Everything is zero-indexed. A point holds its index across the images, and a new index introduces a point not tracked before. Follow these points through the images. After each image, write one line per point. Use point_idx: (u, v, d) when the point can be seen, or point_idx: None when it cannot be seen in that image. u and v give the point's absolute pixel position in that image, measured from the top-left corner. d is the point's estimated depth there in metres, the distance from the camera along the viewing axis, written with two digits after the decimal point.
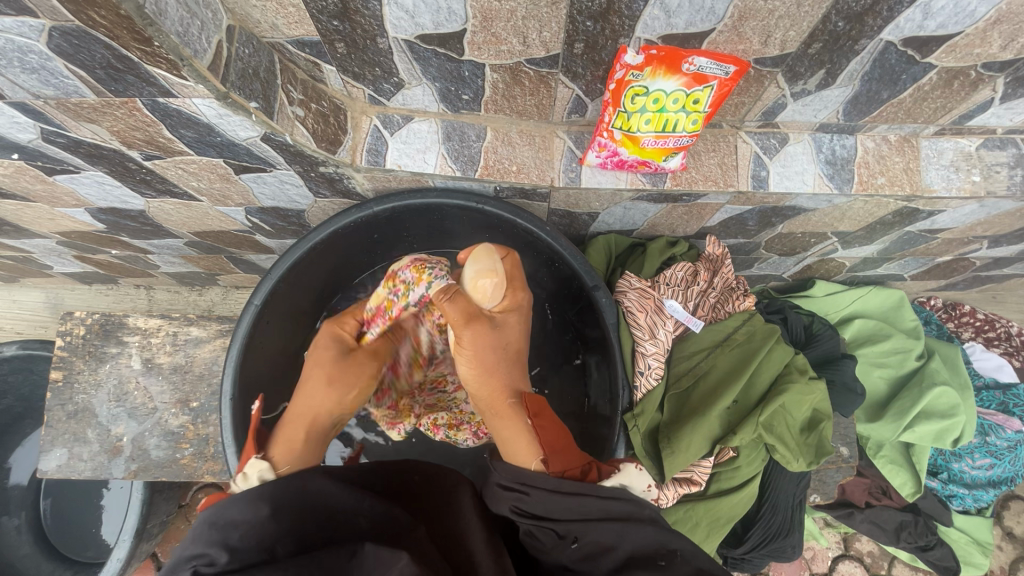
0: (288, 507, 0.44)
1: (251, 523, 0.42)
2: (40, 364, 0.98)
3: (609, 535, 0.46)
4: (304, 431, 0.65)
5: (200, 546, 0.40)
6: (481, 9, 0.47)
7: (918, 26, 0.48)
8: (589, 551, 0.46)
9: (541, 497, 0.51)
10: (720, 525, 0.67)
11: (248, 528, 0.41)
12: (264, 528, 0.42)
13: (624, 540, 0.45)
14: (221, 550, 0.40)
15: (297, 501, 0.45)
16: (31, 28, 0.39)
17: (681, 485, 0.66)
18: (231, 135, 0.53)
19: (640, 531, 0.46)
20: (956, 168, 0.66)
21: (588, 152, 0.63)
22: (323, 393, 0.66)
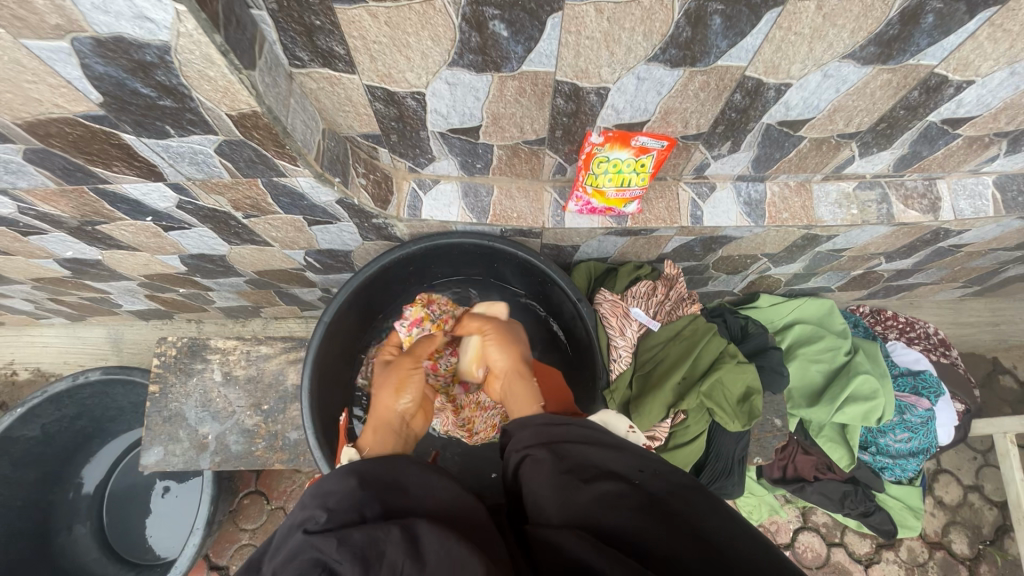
0: (371, 488, 0.59)
1: (344, 494, 0.57)
2: (115, 387, 1.16)
3: (586, 457, 0.59)
4: (390, 422, 0.88)
5: (308, 514, 0.55)
6: (492, 113, 0.70)
7: (784, 114, 0.72)
8: (569, 467, 0.58)
9: (536, 429, 0.66)
10: (679, 471, 0.88)
11: (342, 496, 0.57)
12: (355, 494, 0.57)
13: (593, 457, 0.58)
14: (323, 512, 0.54)
15: (380, 484, 0.61)
16: (209, 141, 0.61)
17: (647, 442, 0.87)
18: (316, 200, 0.75)
19: (607, 455, 0.59)
20: (840, 205, 0.89)
21: (569, 202, 0.86)
22: (386, 399, 0.89)
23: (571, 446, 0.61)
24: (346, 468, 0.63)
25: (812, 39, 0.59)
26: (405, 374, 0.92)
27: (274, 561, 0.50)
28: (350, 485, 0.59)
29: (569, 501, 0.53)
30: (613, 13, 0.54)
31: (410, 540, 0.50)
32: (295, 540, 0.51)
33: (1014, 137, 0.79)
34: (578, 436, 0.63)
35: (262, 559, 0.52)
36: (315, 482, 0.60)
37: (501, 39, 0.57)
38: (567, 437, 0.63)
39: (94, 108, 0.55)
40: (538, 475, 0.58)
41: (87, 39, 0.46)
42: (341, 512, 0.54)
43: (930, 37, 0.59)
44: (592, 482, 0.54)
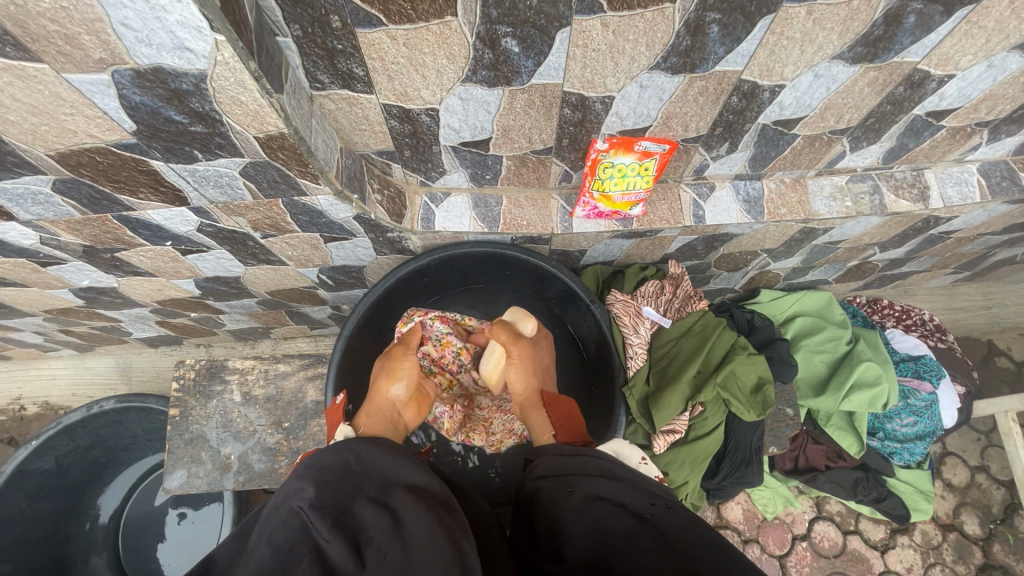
0: (354, 463, 0.62)
1: (332, 468, 0.60)
2: (129, 416, 1.16)
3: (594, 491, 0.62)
4: (381, 407, 0.89)
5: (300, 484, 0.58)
6: (502, 126, 0.73)
7: (778, 114, 0.76)
8: (577, 499, 0.62)
9: (551, 463, 0.71)
10: (700, 462, 0.91)
11: (330, 471, 0.60)
12: (341, 468, 0.61)
13: (602, 492, 0.62)
14: (314, 484, 0.58)
15: (361, 461, 0.63)
16: (235, 163, 0.63)
17: (668, 435, 0.88)
18: (334, 216, 0.77)
19: (614, 489, 0.62)
20: (834, 198, 0.93)
21: (576, 208, 0.89)
22: (380, 385, 0.91)
23: (583, 480, 0.65)
24: (341, 442, 0.66)
25: (803, 42, 0.62)
26: (399, 362, 0.93)
27: (266, 532, 0.55)
28: (343, 460, 0.62)
29: (578, 529, 0.58)
30: (618, 26, 0.58)
31: (392, 519, 0.55)
32: (286, 512, 0.55)
33: (994, 127, 0.84)
34: (595, 469, 0.66)
35: (256, 527, 0.57)
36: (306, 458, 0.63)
37: (512, 55, 0.60)
38: (579, 468, 0.67)
39: (127, 137, 0.57)
40: (554, 505, 0.63)
41: (128, 70, 0.48)
42: (330, 487, 0.58)
43: (912, 36, 0.63)
44: (600, 515, 0.59)
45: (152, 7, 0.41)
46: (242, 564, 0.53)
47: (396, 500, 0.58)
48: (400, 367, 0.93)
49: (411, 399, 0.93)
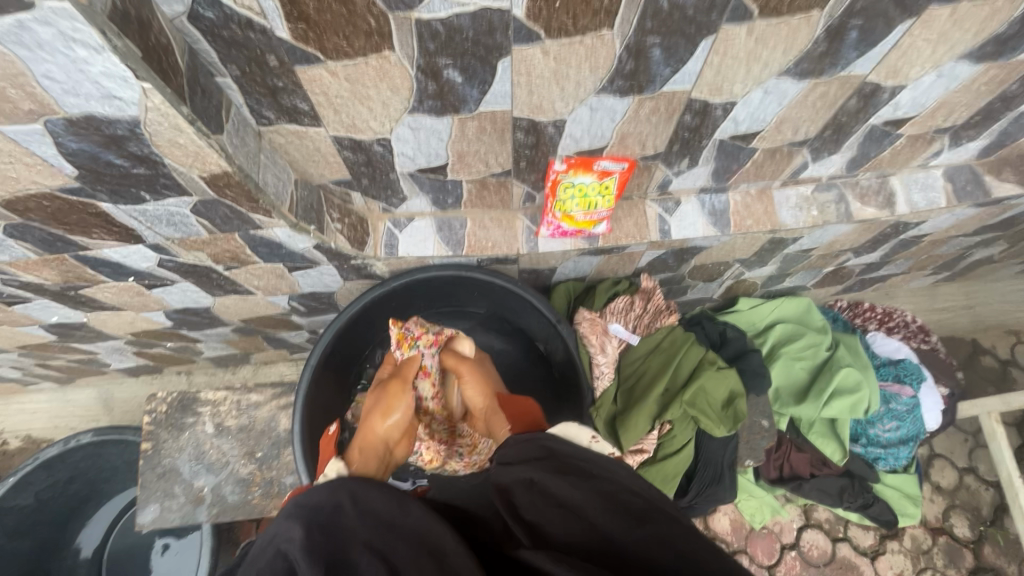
0: (346, 506, 0.62)
1: (323, 509, 0.62)
2: (107, 448, 1.15)
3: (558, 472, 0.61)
4: (376, 443, 0.89)
5: (289, 523, 0.60)
6: (457, 152, 0.73)
7: (734, 129, 0.76)
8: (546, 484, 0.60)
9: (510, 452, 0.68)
10: (672, 479, 0.90)
11: (322, 512, 0.62)
12: (335, 508, 0.62)
13: (565, 470, 0.61)
14: (303, 525, 0.59)
15: (356, 502, 0.63)
16: (185, 203, 0.63)
17: (636, 455, 0.89)
18: (294, 247, 0.77)
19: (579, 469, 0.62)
20: (800, 208, 0.93)
21: (540, 227, 0.88)
22: (374, 422, 0.89)
23: (548, 461, 0.64)
24: (336, 481, 0.67)
25: (748, 61, 0.63)
26: (396, 396, 0.90)
27: (255, 570, 0.57)
28: (335, 502, 0.63)
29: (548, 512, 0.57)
30: (559, 54, 0.58)
31: (384, 563, 0.55)
32: (273, 554, 0.58)
33: (954, 132, 0.84)
34: (553, 452, 0.65)
35: (248, 564, 0.60)
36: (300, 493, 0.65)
37: (456, 85, 0.60)
38: (538, 453, 0.66)
39: (71, 182, 0.57)
40: (521, 496, 0.61)
41: (60, 120, 0.48)
42: (317, 528, 0.59)
43: (857, 50, 0.63)
44: (568, 493, 0.58)
45: (74, 59, 0.42)
46: None
47: (388, 538, 0.58)
48: (399, 403, 0.90)
49: (402, 436, 0.92)
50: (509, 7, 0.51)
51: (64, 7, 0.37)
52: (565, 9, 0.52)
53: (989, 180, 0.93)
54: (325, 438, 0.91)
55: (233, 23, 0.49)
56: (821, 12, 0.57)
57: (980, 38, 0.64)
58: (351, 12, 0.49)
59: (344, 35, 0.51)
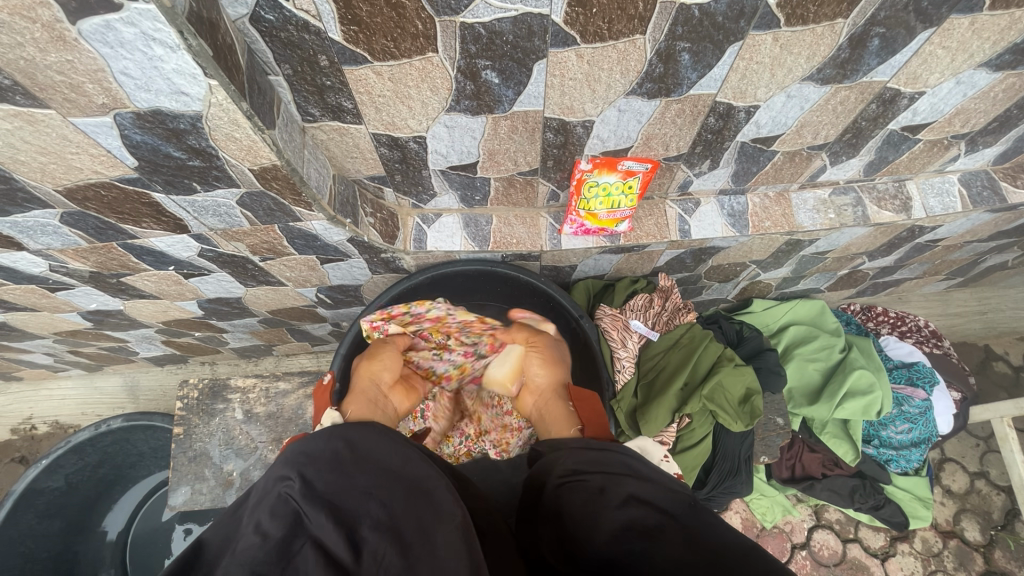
0: (339, 456, 0.57)
1: (322, 457, 0.56)
2: (136, 434, 1.19)
3: (627, 490, 0.58)
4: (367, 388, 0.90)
5: (285, 472, 0.55)
6: (487, 151, 0.76)
7: (756, 132, 0.78)
8: (614, 499, 0.57)
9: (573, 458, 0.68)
10: (689, 472, 0.93)
11: (321, 460, 0.56)
12: (332, 453, 0.57)
13: (640, 493, 0.57)
14: (300, 476, 0.54)
15: (347, 451, 0.58)
16: (232, 195, 0.66)
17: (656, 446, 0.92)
18: (329, 240, 0.80)
19: (641, 485, 0.59)
20: (818, 210, 0.95)
21: (564, 225, 0.91)
22: (363, 369, 0.92)
23: (619, 479, 0.60)
24: (330, 429, 0.61)
25: (772, 66, 0.65)
26: (378, 348, 0.96)
27: (254, 516, 0.52)
28: (334, 448, 0.58)
29: (609, 525, 0.54)
30: (593, 57, 0.60)
31: (385, 514, 0.51)
32: (273, 499, 0.53)
33: (971, 139, 0.86)
34: (621, 466, 0.63)
35: (246, 510, 0.55)
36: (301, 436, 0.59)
37: (492, 85, 0.63)
38: (608, 466, 0.64)
39: (130, 172, 0.60)
40: (584, 505, 0.58)
41: (129, 113, 0.51)
42: (320, 475, 0.54)
43: (879, 57, 0.65)
44: (631, 510, 0.54)
45: (150, 57, 0.45)
46: (231, 542, 0.51)
47: (392, 490, 0.54)
48: (379, 350, 0.95)
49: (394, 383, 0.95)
50: (549, 12, 0.53)
51: (149, 9, 0.40)
52: (602, 15, 0.54)
53: (1004, 186, 0.94)
54: (328, 381, 0.92)
55: (291, 25, 0.52)
56: (846, 20, 0.59)
57: (998, 47, 0.66)
58: (401, 16, 0.52)
59: (392, 38, 0.54)
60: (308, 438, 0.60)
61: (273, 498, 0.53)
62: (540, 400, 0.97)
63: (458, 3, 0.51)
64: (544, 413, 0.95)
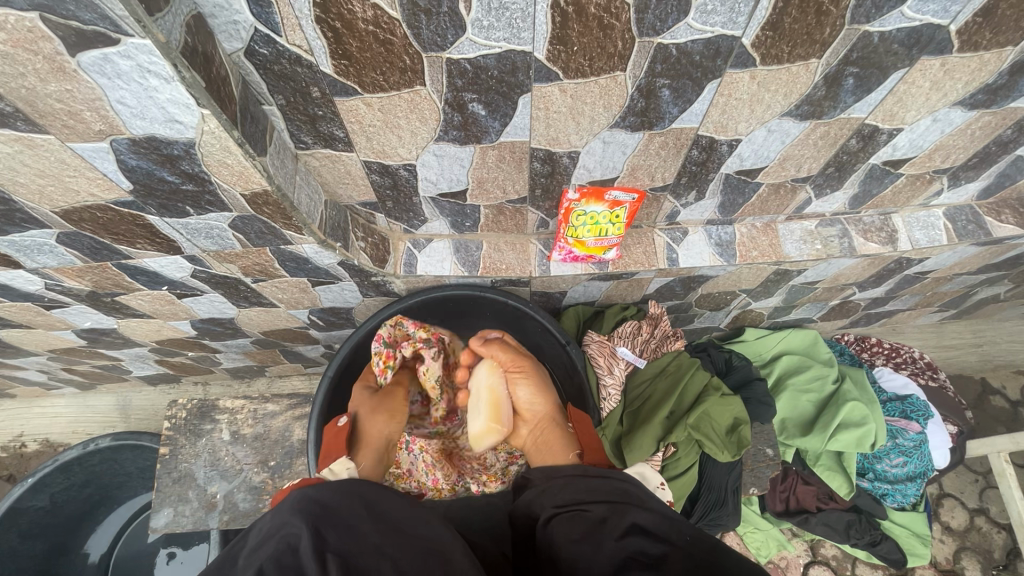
0: (349, 513, 0.55)
1: (336, 510, 0.54)
2: (124, 453, 1.18)
3: (631, 519, 0.56)
4: (376, 443, 0.93)
5: (292, 520, 0.51)
6: (476, 180, 0.78)
7: (739, 165, 0.80)
8: (617, 529, 0.56)
9: (570, 487, 0.67)
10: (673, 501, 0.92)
11: (337, 514, 0.53)
12: (346, 508, 0.55)
13: (646, 523, 0.55)
14: (310, 529, 0.50)
15: (360, 507, 0.56)
16: (223, 218, 0.68)
17: None
18: (320, 263, 0.81)
19: (647, 515, 0.57)
20: (804, 241, 0.96)
21: (553, 252, 0.92)
22: (377, 426, 0.94)
23: (623, 507, 0.59)
24: (344, 484, 0.59)
25: (752, 103, 0.67)
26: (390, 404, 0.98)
27: (255, 558, 0.48)
28: (349, 504, 0.56)
29: (611, 558, 0.52)
30: (576, 92, 0.63)
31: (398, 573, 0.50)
32: (278, 546, 0.49)
33: (953, 174, 0.88)
34: (619, 494, 0.62)
35: (243, 555, 0.50)
36: (314, 484, 0.57)
37: (479, 117, 0.65)
38: (605, 495, 0.63)
39: (124, 195, 0.62)
40: (583, 534, 0.57)
41: (125, 139, 0.53)
42: (332, 529, 0.51)
43: (855, 95, 0.67)
44: (636, 542, 0.53)
45: (145, 87, 0.47)
46: None
47: (405, 552, 0.53)
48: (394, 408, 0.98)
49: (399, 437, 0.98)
50: (532, 49, 0.56)
51: (145, 42, 0.43)
52: (583, 53, 0.57)
53: (989, 221, 0.95)
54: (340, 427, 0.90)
55: (284, 59, 0.55)
56: (820, 60, 0.61)
57: (971, 87, 0.68)
58: (389, 51, 0.54)
59: (381, 72, 0.57)
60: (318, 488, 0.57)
61: (273, 550, 0.49)
62: (535, 428, 0.92)
63: (444, 40, 0.54)
64: (540, 442, 0.90)
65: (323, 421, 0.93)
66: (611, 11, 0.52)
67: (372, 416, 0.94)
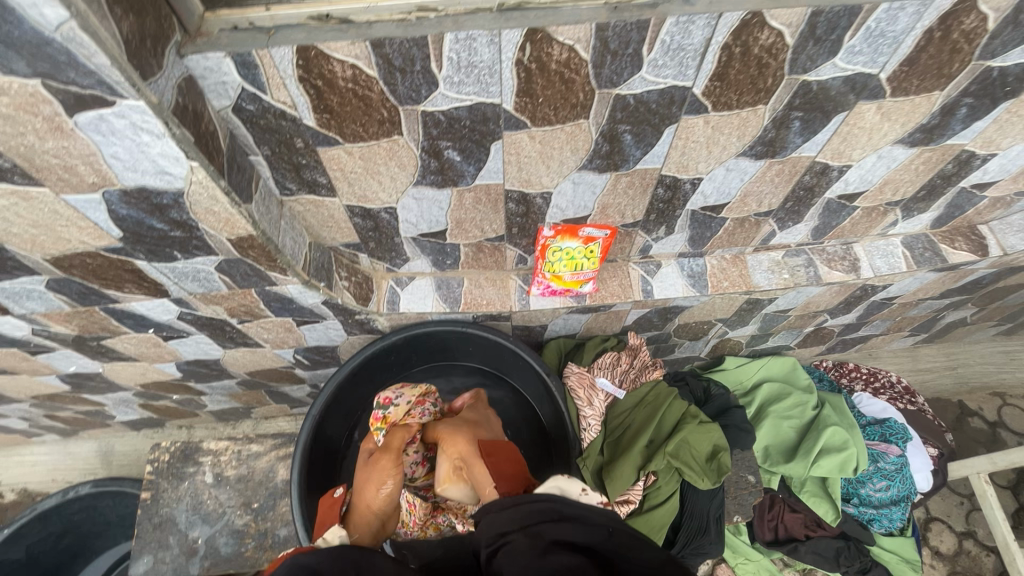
0: (337, 573, 0.57)
1: (324, 573, 0.56)
2: (104, 500, 1.16)
3: (549, 535, 0.54)
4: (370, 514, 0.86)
5: None
6: (455, 221, 0.82)
7: (704, 201, 0.85)
8: (537, 549, 0.52)
9: (487, 513, 0.61)
10: (658, 532, 0.92)
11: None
12: (331, 570, 0.57)
13: (566, 536, 0.53)
14: None
15: (348, 567, 0.58)
16: (210, 262, 0.71)
17: (622, 505, 0.92)
18: (304, 302, 0.84)
19: (562, 526, 0.54)
20: (773, 271, 1.00)
21: (532, 287, 0.96)
22: (369, 492, 0.86)
23: (540, 523, 0.55)
24: (338, 547, 0.62)
25: (708, 144, 0.72)
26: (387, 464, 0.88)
27: None
28: (337, 564, 0.58)
29: None
30: (544, 137, 0.67)
31: None
32: None
33: (905, 205, 0.93)
34: (538, 509, 0.57)
35: None
36: (303, 552, 0.59)
37: (455, 162, 0.70)
38: (522, 513, 0.57)
39: (114, 242, 0.65)
40: (509, 563, 0.52)
41: (116, 190, 0.56)
42: None
43: (802, 136, 0.73)
44: (557, 558, 0.51)
45: (137, 143, 0.50)
46: None
47: None
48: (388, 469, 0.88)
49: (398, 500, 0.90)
50: (500, 101, 0.60)
51: (138, 104, 0.46)
52: (548, 104, 0.62)
53: (945, 248, 1.01)
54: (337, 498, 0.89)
55: (269, 113, 0.59)
56: (766, 106, 0.67)
57: (908, 127, 0.74)
58: (368, 105, 0.59)
59: (361, 123, 0.61)
60: (305, 555, 0.59)
61: None
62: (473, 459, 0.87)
63: (418, 94, 0.58)
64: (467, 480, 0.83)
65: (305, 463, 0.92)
66: (571, 67, 0.57)
67: (365, 482, 0.88)
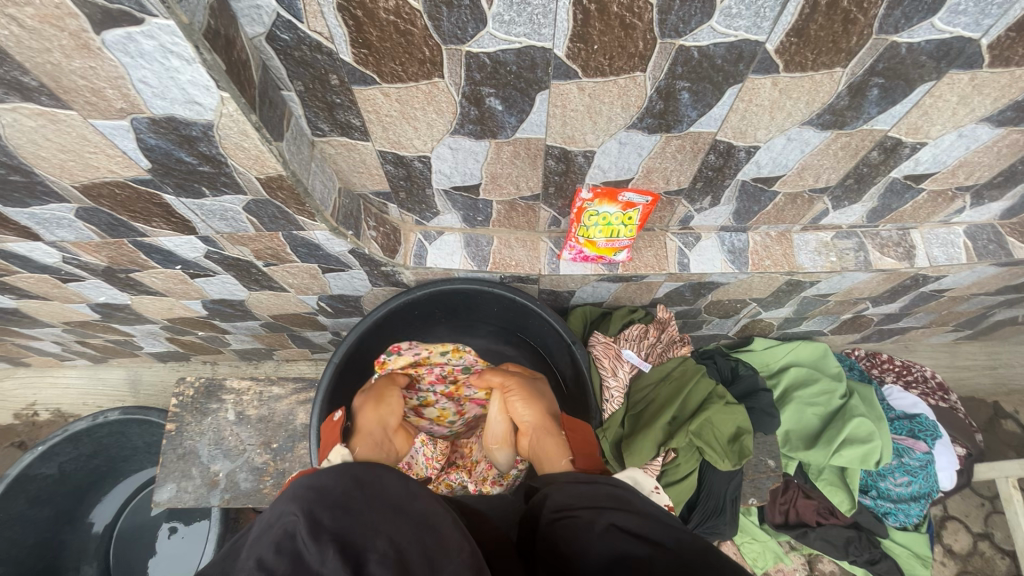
0: (346, 491, 0.55)
1: (332, 491, 0.55)
2: (132, 427, 1.20)
3: (609, 520, 0.58)
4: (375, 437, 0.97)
5: (292, 509, 0.52)
6: (490, 175, 0.78)
7: (756, 172, 0.79)
8: (597, 529, 0.57)
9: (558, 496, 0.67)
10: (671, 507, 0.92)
11: (330, 495, 0.54)
12: (339, 488, 0.55)
13: (624, 524, 0.57)
14: (304, 515, 0.51)
15: (355, 483, 0.57)
16: (238, 201, 0.69)
17: None
18: (331, 250, 0.82)
19: (625, 516, 0.58)
20: (819, 253, 0.95)
21: (564, 251, 0.93)
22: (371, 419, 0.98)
23: (604, 511, 0.60)
24: (343, 464, 0.60)
25: (772, 109, 0.66)
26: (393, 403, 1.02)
27: (256, 550, 0.50)
28: (344, 480, 0.57)
29: (599, 557, 0.53)
30: (594, 90, 0.62)
31: (392, 546, 0.51)
32: (278, 534, 0.51)
33: (976, 191, 0.86)
34: (608, 499, 0.63)
35: (248, 546, 0.52)
36: (314, 472, 0.58)
37: (496, 112, 0.65)
38: (591, 501, 0.63)
39: (143, 173, 0.63)
40: (570, 537, 0.58)
41: (145, 118, 0.54)
42: (327, 510, 0.52)
43: (879, 106, 0.66)
44: (617, 542, 0.54)
45: (167, 68, 0.47)
46: None
47: (399, 525, 0.54)
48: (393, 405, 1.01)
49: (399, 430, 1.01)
50: (551, 46, 0.55)
51: (168, 23, 0.43)
52: (603, 52, 0.56)
53: (1010, 242, 0.94)
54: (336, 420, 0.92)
55: (304, 45, 0.55)
56: (845, 70, 0.60)
57: (1000, 103, 0.66)
58: (409, 42, 0.54)
59: (400, 62, 0.57)
60: (317, 474, 0.58)
61: (271, 539, 0.50)
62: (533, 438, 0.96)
63: (464, 32, 0.54)
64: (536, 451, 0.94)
65: (327, 410, 0.93)
66: (633, 11, 0.51)
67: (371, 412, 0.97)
